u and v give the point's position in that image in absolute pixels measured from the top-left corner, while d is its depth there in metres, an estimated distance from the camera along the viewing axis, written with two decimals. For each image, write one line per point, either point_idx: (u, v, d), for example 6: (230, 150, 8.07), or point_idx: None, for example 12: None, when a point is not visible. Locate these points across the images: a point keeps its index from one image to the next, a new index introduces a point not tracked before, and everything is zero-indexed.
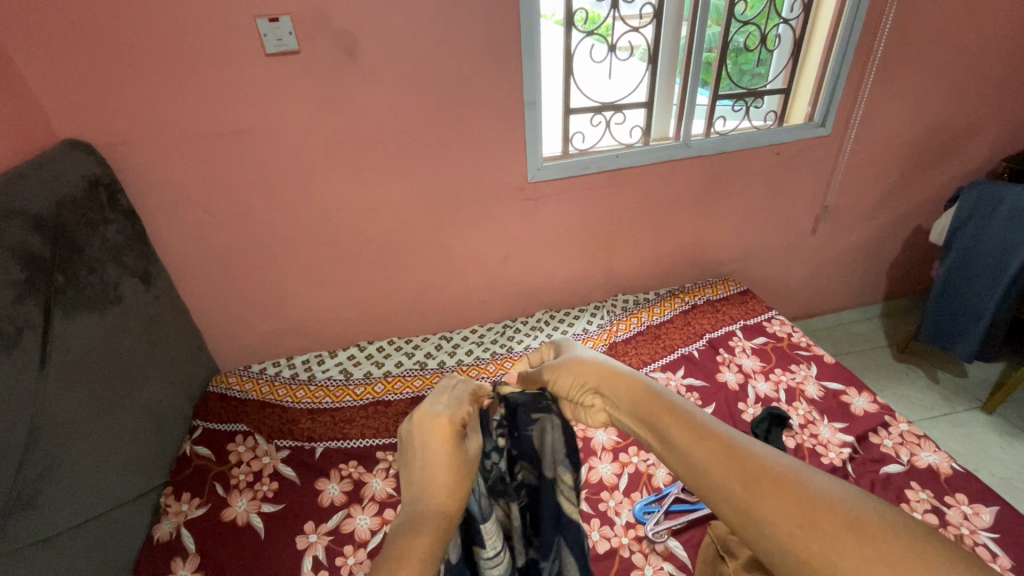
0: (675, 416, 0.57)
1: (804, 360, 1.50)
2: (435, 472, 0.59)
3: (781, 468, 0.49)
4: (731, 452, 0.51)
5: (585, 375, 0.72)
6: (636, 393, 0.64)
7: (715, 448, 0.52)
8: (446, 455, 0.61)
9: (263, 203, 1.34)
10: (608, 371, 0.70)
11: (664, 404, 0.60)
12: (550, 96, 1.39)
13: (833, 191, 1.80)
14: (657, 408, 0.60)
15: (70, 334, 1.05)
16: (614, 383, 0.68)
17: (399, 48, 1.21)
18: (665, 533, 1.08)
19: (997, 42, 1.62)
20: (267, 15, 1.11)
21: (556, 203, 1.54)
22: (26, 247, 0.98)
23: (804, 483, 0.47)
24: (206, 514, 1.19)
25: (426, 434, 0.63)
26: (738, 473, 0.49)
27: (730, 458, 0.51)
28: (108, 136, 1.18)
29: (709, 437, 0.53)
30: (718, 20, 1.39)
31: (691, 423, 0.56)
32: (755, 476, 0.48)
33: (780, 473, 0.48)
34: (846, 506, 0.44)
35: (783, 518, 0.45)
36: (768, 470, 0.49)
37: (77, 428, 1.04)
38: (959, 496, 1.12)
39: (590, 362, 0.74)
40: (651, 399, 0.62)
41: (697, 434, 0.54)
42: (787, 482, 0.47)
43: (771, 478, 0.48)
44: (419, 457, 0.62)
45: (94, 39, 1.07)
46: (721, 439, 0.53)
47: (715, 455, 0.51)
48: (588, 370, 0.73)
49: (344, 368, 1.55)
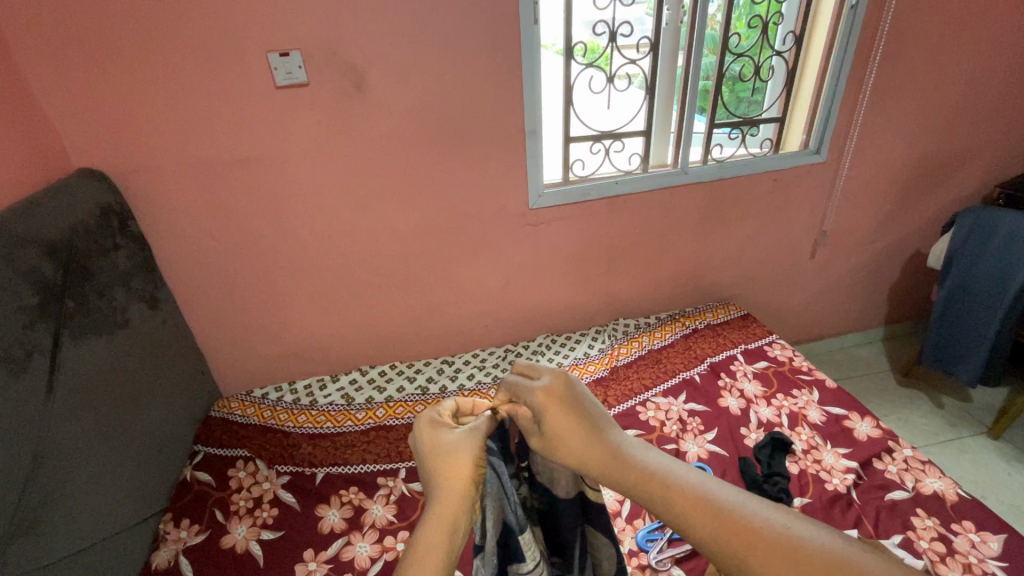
0: (673, 494, 0.50)
1: (806, 385, 1.49)
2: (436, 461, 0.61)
3: (792, 542, 0.43)
4: (735, 530, 0.45)
5: (556, 446, 0.59)
6: (625, 466, 0.54)
7: (722, 528, 0.46)
8: (440, 445, 0.63)
9: (269, 229, 1.36)
10: (588, 437, 0.58)
11: (659, 476, 0.51)
12: (551, 125, 1.43)
13: (831, 216, 1.83)
14: (653, 486, 0.51)
15: (77, 359, 1.06)
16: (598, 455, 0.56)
17: (404, 80, 1.26)
18: (669, 562, 1.07)
19: (984, 71, 1.66)
20: (278, 50, 1.16)
21: (557, 228, 1.57)
22: (40, 274, 1.00)
23: (819, 551, 0.42)
24: (205, 542, 1.18)
25: (418, 437, 0.65)
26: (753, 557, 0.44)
27: (738, 539, 0.45)
28: (121, 165, 1.21)
29: (713, 514, 0.47)
30: (714, 51, 1.44)
31: (687, 501, 0.49)
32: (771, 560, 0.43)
33: (788, 553, 0.43)
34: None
35: None
36: (785, 552, 0.43)
37: (80, 454, 1.04)
38: (967, 523, 1.10)
39: (565, 427, 0.59)
40: (644, 475, 0.52)
41: (700, 511, 0.48)
42: (802, 562, 0.42)
43: (784, 564, 0.42)
44: (420, 459, 0.63)
45: (112, 72, 1.12)
46: (725, 514, 0.47)
47: (724, 537, 0.46)
48: (562, 439, 0.59)
49: (345, 394, 1.55)
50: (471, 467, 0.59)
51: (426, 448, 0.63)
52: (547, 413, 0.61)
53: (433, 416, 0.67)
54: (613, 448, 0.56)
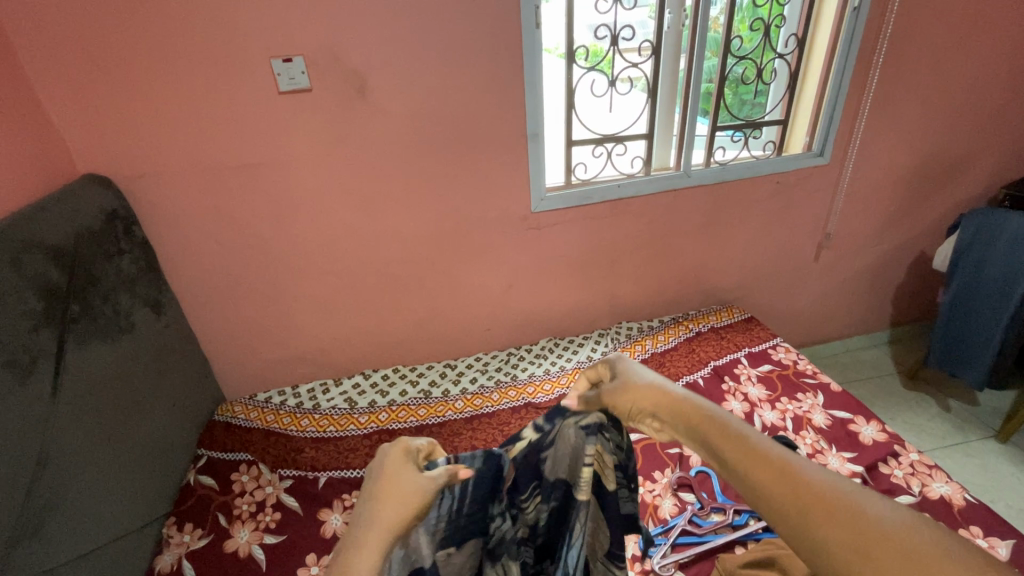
0: (734, 440, 0.61)
1: (810, 388, 1.48)
2: (391, 494, 0.64)
3: (832, 491, 0.53)
4: (783, 471, 0.56)
5: (637, 396, 0.74)
6: (694, 417, 0.67)
7: (772, 471, 0.57)
8: (402, 478, 0.65)
9: (272, 233, 1.37)
10: (665, 393, 0.72)
11: (719, 423, 0.64)
12: (553, 129, 1.43)
13: (834, 219, 1.82)
14: (716, 432, 0.63)
15: (82, 363, 1.07)
16: (671, 407, 0.70)
17: (406, 84, 1.26)
18: (672, 567, 1.06)
19: (989, 72, 1.66)
20: (281, 56, 1.16)
21: (559, 231, 1.57)
22: (45, 277, 1.01)
23: (853, 501, 0.51)
24: (207, 546, 1.18)
25: (388, 459, 0.67)
26: (794, 496, 0.54)
27: (784, 480, 0.55)
28: (126, 170, 1.22)
29: (766, 460, 0.58)
30: (716, 53, 1.44)
31: (747, 445, 0.60)
32: (809, 500, 0.53)
33: (829, 496, 0.52)
34: (890, 525, 0.48)
35: (835, 536, 0.50)
36: (819, 493, 0.53)
37: (84, 458, 1.05)
38: (974, 529, 1.09)
39: (645, 385, 0.74)
40: (710, 423, 0.65)
41: (755, 455, 0.59)
42: (838, 503, 0.51)
43: (825, 502, 0.52)
44: (377, 478, 0.65)
45: (117, 78, 1.13)
46: (776, 460, 0.58)
47: (772, 478, 0.56)
48: (642, 394, 0.73)
49: (348, 397, 1.55)
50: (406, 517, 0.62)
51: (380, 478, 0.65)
52: (630, 376, 0.77)
53: (408, 447, 0.69)
54: (684, 401, 0.70)
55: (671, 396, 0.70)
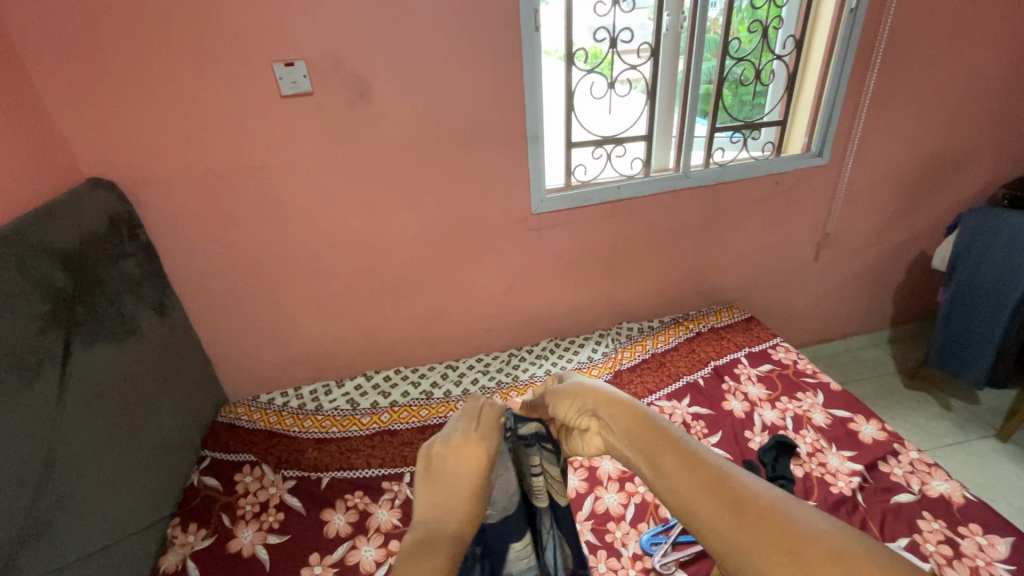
0: (671, 443, 0.56)
1: (810, 388, 1.49)
2: (463, 496, 0.57)
3: (770, 500, 0.48)
4: (716, 479, 0.51)
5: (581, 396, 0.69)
6: (632, 419, 0.61)
7: (707, 476, 0.51)
8: (475, 480, 0.58)
9: (275, 236, 1.38)
10: (607, 394, 0.67)
11: (657, 428, 0.58)
12: (553, 131, 1.44)
13: (834, 219, 1.82)
14: (653, 434, 0.58)
15: (87, 366, 1.08)
16: (611, 406, 0.65)
17: (407, 88, 1.27)
18: (673, 565, 1.07)
19: (987, 72, 1.66)
20: (283, 60, 1.18)
21: (560, 233, 1.58)
22: (51, 281, 1.02)
23: (786, 511, 0.47)
24: (212, 546, 1.19)
25: (461, 450, 0.60)
26: (725, 502, 0.49)
27: (716, 486, 0.50)
28: (130, 175, 1.23)
29: (701, 466, 0.52)
30: (714, 54, 1.45)
31: (683, 450, 0.55)
32: (742, 506, 0.48)
33: (764, 503, 0.48)
34: (827, 538, 0.44)
35: (765, 547, 0.45)
36: (750, 501, 0.48)
37: (90, 459, 1.06)
38: (973, 526, 1.09)
39: (591, 385, 0.69)
40: (646, 427, 0.59)
41: (690, 460, 0.54)
42: (771, 512, 0.47)
43: (756, 509, 0.47)
44: (449, 469, 0.59)
45: (121, 84, 1.14)
46: (714, 467, 0.52)
47: (705, 483, 0.51)
48: (586, 393, 0.68)
49: (351, 399, 1.56)
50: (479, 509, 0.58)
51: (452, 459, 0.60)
52: (580, 379, 0.72)
53: (487, 443, 0.62)
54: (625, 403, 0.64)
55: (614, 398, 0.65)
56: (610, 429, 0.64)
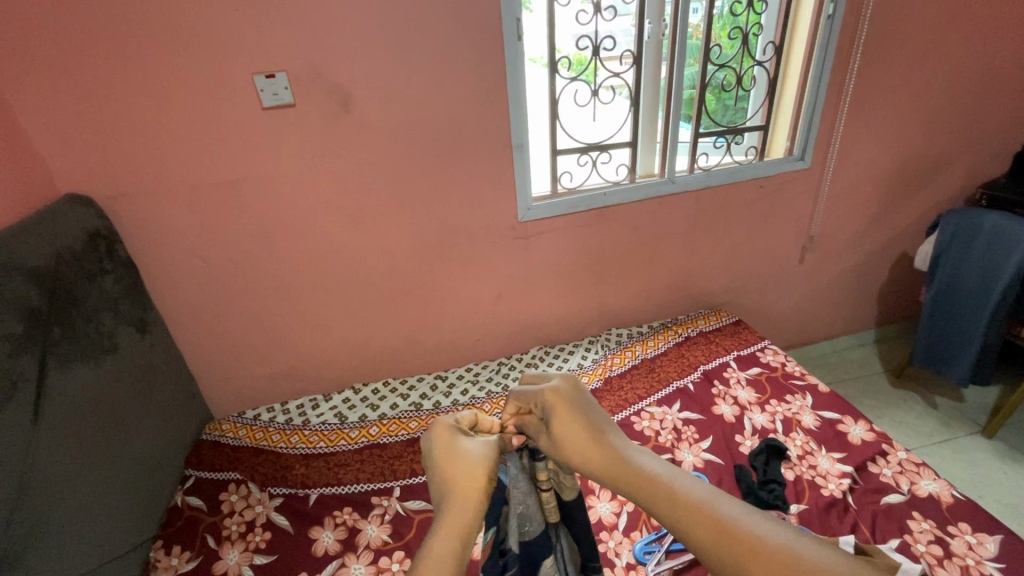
0: (673, 500, 0.54)
1: (799, 390, 1.50)
2: (447, 467, 0.62)
3: (776, 545, 0.48)
4: (724, 534, 0.51)
5: (558, 447, 0.65)
6: (628, 472, 0.59)
7: (715, 532, 0.51)
8: (452, 451, 0.64)
9: (258, 250, 1.36)
10: (591, 441, 0.63)
11: (653, 481, 0.57)
12: (537, 139, 1.45)
13: (818, 222, 1.84)
14: (652, 490, 0.56)
15: (64, 386, 1.05)
16: (598, 456, 0.61)
17: (390, 98, 1.27)
18: (667, 574, 1.06)
19: (961, 76, 1.70)
20: (264, 72, 1.17)
21: (547, 240, 1.57)
22: (26, 302, 1.00)
23: (794, 555, 0.47)
24: (197, 568, 1.16)
25: (428, 442, 0.67)
26: (736, 553, 0.49)
27: (725, 543, 0.50)
28: (108, 190, 1.21)
29: (706, 520, 0.52)
30: (696, 60, 1.47)
31: (683, 503, 0.54)
32: (751, 555, 0.48)
33: (774, 551, 0.48)
34: None
35: None
36: (761, 552, 0.48)
37: (68, 482, 1.03)
38: (962, 525, 1.10)
39: (571, 432, 0.64)
40: (640, 481, 0.57)
41: (694, 515, 0.53)
42: (782, 562, 0.47)
43: (769, 564, 0.47)
44: (426, 463, 0.65)
45: (97, 98, 1.12)
46: (718, 519, 0.52)
47: (716, 540, 0.51)
48: (564, 444, 0.64)
49: (339, 412, 1.53)
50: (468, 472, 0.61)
51: (429, 453, 0.65)
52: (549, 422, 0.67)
53: (447, 423, 0.69)
54: (609, 452, 0.61)
55: (595, 447, 0.62)
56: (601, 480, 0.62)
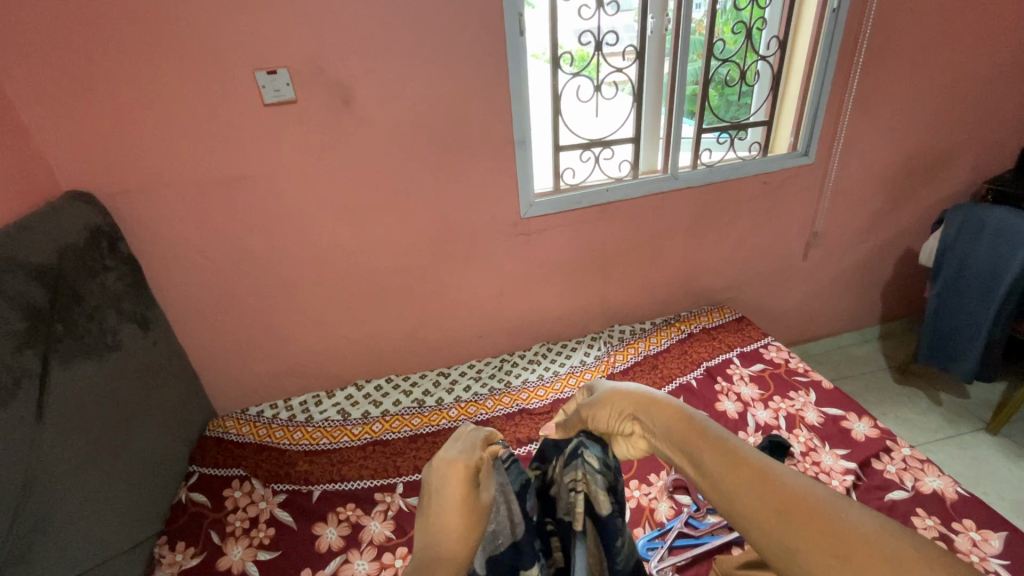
0: (714, 444, 0.57)
1: (803, 386, 1.49)
2: (451, 526, 0.55)
3: (814, 496, 0.48)
4: (760, 476, 0.52)
5: (618, 402, 0.72)
6: (673, 419, 0.63)
7: (751, 474, 0.52)
8: (463, 505, 0.57)
9: (260, 246, 1.36)
10: (643, 397, 0.69)
11: (699, 427, 0.60)
12: (540, 135, 1.44)
13: (821, 218, 1.83)
14: (693, 434, 0.59)
15: (68, 383, 1.05)
16: (649, 408, 0.68)
17: (391, 94, 1.26)
18: (670, 570, 1.06)
19: (967, 70, 1.68)
20: (265, 68, 1.16)
21: (549, 237, 1.57)
22: (28, 298, 1.00)
23: (831, 508, 0.47)
24: (201, 564, 1.17)
25: (443, 480, 0.59)
26: (770, 495, 0.50)
27: (761, 487, 0.50)
28: (110, 187, 1.21)
29: (742, 466, 0.53)
30: (700, 55, 1.45)
31: (723, 446, 0.56)
32: (785, 498, 0.49)
33: (810, 499, 0.48)
34: (879, 538, 0.43)
35: (812, 546, 0.45)
36: (795, 496, 0.49)
37: (73, 479, 1.03)
38: (967, 522, 1.10)
39: (626, 390, 0.72)
40: (688, 425, 0.61)
41: (730, 458, 0.54)
42: (816, 509, 0.47)
43: (801, 507, 0.47)
44: (433, 500, 0.58)
45: (98, 95, 1.12)
46: (755, 465, 0.53)
47: (749, 480, 0.52)
48: (625, 398, 0.71)
49: (342, 409, 1.54)
50: (469, 535, 0.56)
51: (442, 493, 0.58)
52: (615, 386, 0.75)
53: (468, 464, 0.60)
54: (664, 403, 0.66)
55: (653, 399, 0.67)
56: (651, 430, 0.66)
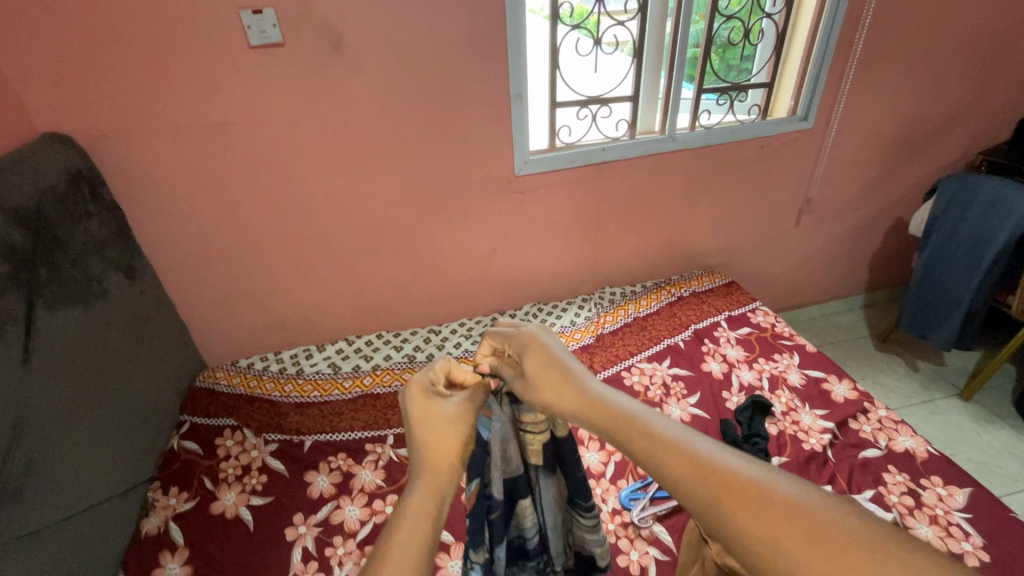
0: (645, 437, 0.54)
1: (787, 349, 1.52)
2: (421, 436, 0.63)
3: (748, 478, 0.47)
4: (694, 466, 0.49)
5: (540, 386, 0.66)
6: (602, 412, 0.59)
7: (685, 465, 0.50)
8: (432, 420, 0.65)
9: (249, 197, 1.33)
10: (571, 384, 0.64)
11: (627, 419, 0.57)
12: (537, 90, 1.40)
13: (816, 184, 1.83)
14: (622, 428, 0.56)
15: (54, 328, 1.04)
16: (572, 397, 0.63)
17: (383, 41, 1.21)
18: (651, 519, 1.10)
19: (975, 35, 1.65)
20: (250, 7, 1.10)
21: (544, 195, 1.55)
22: (9, 242, 0.97)
23: (767, 488, 0.46)
24: (195, 508, 1.19)
25: (410, 406, 0.67)
26: (705, 486, 0.48)
27: (695, 477, 0.49)
28: (89, 129, 1.16)
29: (677, 456, 0.51)
30: (703, 16, 1.41)
31: (655, 437, 0.54)
32: (720, 488, 0.47)
33: (744, 483, 0.47)
34: (813, 516, 0.43)
35: (751, 536, 0.44)
36: (728, 481, 0.47)
37: (63, 424, 1.04)
38: (935, 478, 1.15)
39: (548, 370, 0.67)
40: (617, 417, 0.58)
41: (663, 450, 0.52)
42: (749, 492, 0.46)
43: (737, 494, 0.46)
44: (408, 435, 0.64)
45: (71, 30, 1.06)
46: (688, 452, 0.51)
47: (684, 474, 0.50)
48: (545, 382, 0.66)
49: (332, 362, 1.55)
50: (449, 440, 0.62)
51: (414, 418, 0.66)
52: (536, 362, 0.69)
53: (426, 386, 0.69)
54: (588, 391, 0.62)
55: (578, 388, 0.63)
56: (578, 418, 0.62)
